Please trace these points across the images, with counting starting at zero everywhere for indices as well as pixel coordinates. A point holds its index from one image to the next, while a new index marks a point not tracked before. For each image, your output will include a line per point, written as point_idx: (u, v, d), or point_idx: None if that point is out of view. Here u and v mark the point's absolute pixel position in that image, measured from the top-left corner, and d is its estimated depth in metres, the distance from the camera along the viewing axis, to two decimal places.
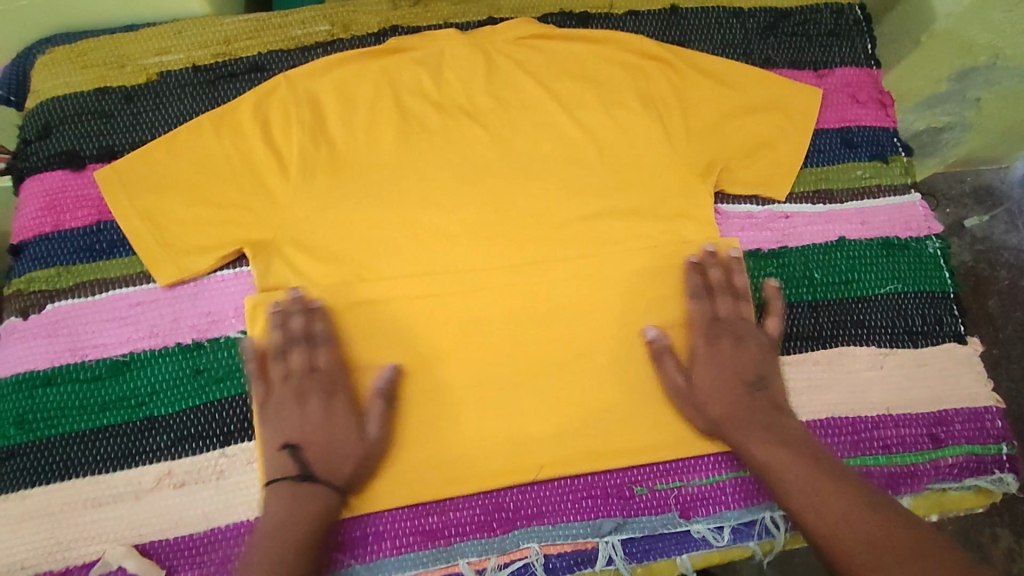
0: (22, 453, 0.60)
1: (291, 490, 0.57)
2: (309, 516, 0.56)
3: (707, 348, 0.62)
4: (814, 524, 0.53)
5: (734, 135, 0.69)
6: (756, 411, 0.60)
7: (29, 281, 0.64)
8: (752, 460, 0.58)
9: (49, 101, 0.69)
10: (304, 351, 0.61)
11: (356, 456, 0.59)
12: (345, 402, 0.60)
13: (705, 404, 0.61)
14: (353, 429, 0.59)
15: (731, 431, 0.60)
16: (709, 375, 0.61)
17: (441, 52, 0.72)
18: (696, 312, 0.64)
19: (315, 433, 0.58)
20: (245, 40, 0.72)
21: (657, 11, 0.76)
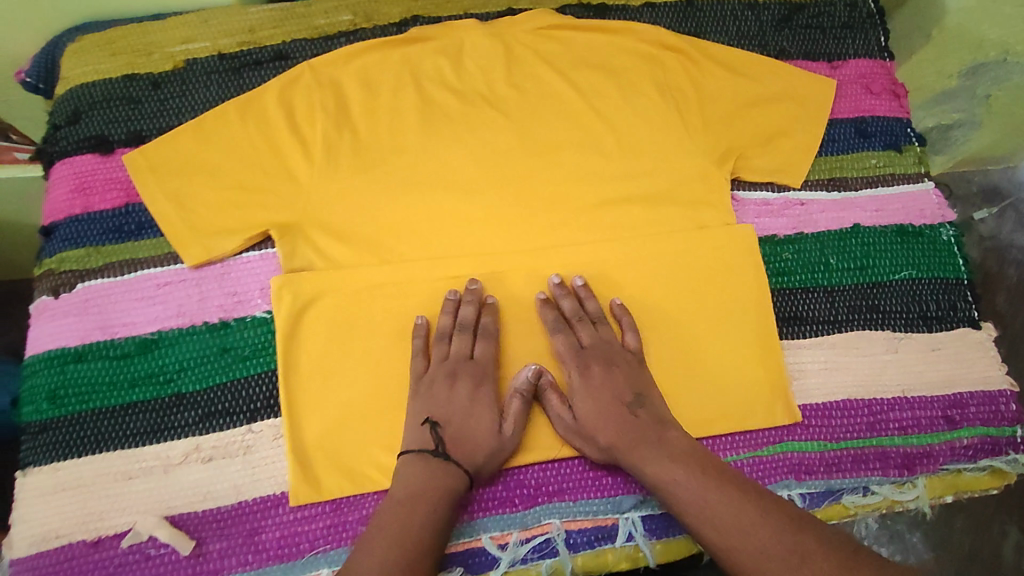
0: (55, 427, 0.61)
1: (426, 465, 0.58)
2: (443, 489, 0.57)
3: (582, 379, 0.62)
4: (712, 537, 0.54)
5: (748, 125, 0.70)
6: (639, 434, 0.59)
7: (60, 261, 0.65)
8: (646, 479, 0.58)
9: (78, 88, 0.71)
10: (468, 339, 0.64)
11: (487, 445, 0.60)
12: (492, 392, 0.62)
13: (595, 435, 0.60)
14: (493, 417, 0.61)
15: (625, 456, 0.59)
16: (591, 406, 0.61)
17: (462, 42, 0.73)
18: (560, 346, 0.64)
19: (456, 416, 0.61)
20: (270, 29, 0.74)
21: (674, 3, 0.77)
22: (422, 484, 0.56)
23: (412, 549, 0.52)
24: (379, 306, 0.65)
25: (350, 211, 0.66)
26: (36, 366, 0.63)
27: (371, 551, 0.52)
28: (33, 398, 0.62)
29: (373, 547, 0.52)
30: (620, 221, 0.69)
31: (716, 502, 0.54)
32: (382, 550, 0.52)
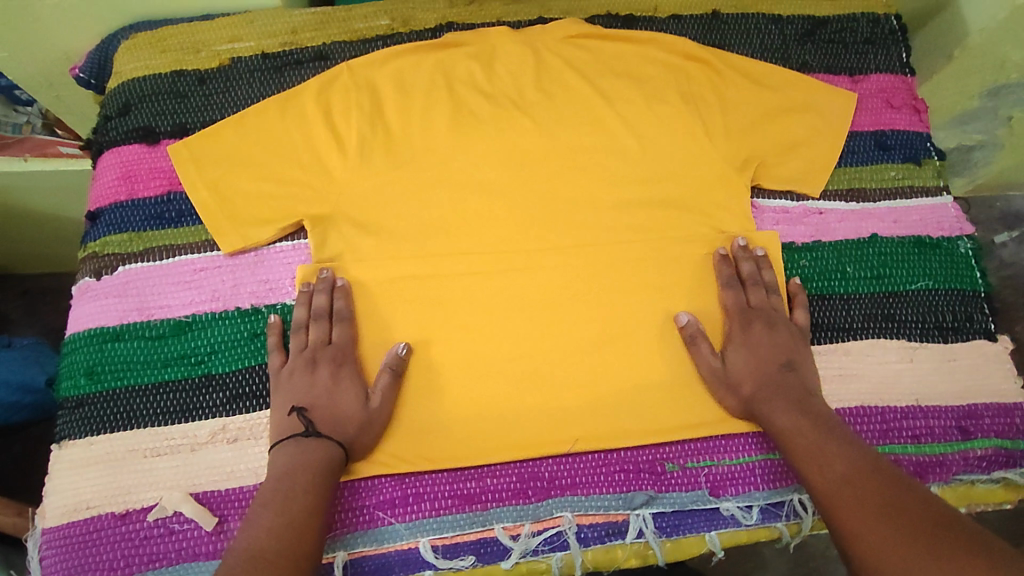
0: (92, 402, 0.64)
1: (296, 445, 0.60)
2: (314, 464, 0.59)
3: (742, 333, 0.65)
4: (821, 485, 0.56)
5: (769, 135, 0.72)
6: (781, 392, 0.62)
7: (104, 245, 0.69)
8: (772, 428, 0.61)
9: (130, 82, 0.74)
10: (323, 326, 0.65)
11: (356, 419, 0.62)
12: (353, 371, 0.64)
13: (740, 384, 0.64)
14: (355, 396, 0.63)
15: (761, 407, 0.62)
16: (743, 358, 0.65)
17: (493, 48, 0.76)
18: (727, 300, 0.67)
19: (321, 399, 0.62)
20: (311, 32, 0.77)
21: (700, 15, 0.79)
22: (293, 460, 0.59)
23: (294, 520, 0.55)
24: (405, 298, 0.68)
25: (382, 206, 0.69)
26: (76, 343, 0.66)
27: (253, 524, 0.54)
28: (73, 374, 0.65)
29: (258, 524, 0.54)
30: (641, 222, 0.71)
31: (834, 457, 0.56)
32: (266, 524, 0.54)
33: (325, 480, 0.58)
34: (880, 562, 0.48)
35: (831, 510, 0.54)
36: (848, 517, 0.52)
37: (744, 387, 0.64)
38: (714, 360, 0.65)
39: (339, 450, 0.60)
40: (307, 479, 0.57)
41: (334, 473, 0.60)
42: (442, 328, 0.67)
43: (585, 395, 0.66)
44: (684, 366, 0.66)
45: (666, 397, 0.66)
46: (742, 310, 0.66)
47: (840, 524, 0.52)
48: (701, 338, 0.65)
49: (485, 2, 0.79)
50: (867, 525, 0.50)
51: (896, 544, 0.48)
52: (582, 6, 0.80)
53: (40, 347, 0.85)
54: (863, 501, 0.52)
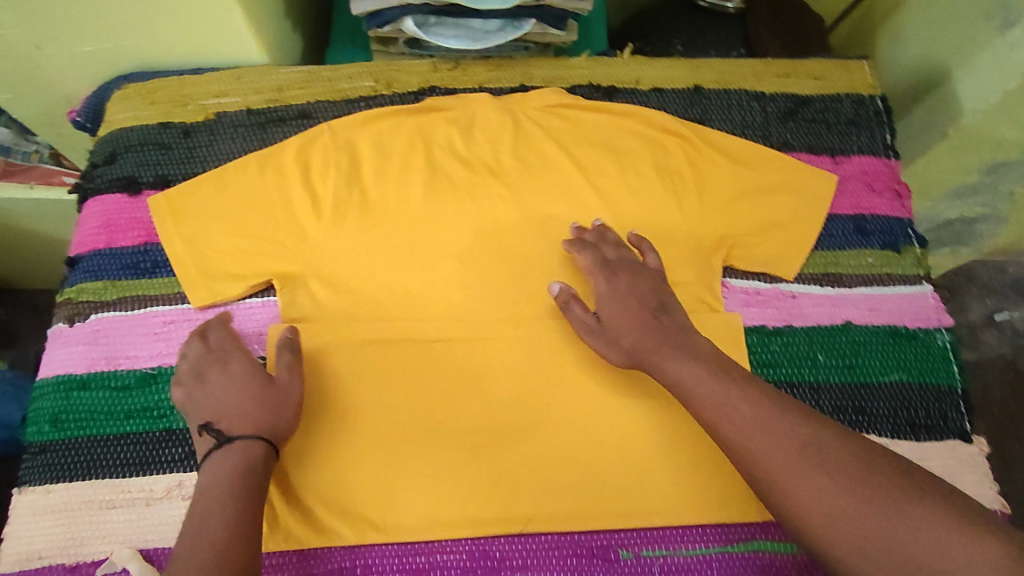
0: (53, 449, 0.64)
1: (216, 456, 0.57)
2: (235, 467, 0.56)
3: (609, 286, 0.65)
4: (727, 430, 0.54)
5: (743, 215, 0.72)
6: (661, 339, 0.61)
7: (79, 291, 0.70)
8: (665, 377, 0.59)
9: (119, 132, 0.77)
10: (198, 339, 0.64)
11: (266, 404, 0.60)
12: (242, 359, 0.63)
13: (618, 337, 0.63)
14: (255, 381, 0.61)
15: (642, 355, 0.61)
16: (615, 311, 0.64)
17: (473, 113, 0.77)
18: (583, 261, 0.68)
19: (219, 404, 0.59)
20: (297, 90, 0.78)
21: (681, 90, 0.79)
22: (215, 462, 0.56)
23: (235, 506, 0.54)
24: (366, 361, 0.67)
25: (351, 267, 0.69)
26: (43, 389, 0.66)
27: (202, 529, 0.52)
28: (36, 420, 0.65)
29: (208, 525, 0.52)
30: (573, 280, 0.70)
31: (735, 401, 0.55)
32: (211, 525, 0.52)
33: (256, 466, 0.56)
34: (808, 506, 0.49)
35: (749, 460, 0.52)
36: (769, 464, 0.51)
37: (623, 339, 0.62)
38: (591, 325, 0.64)
39: (265, 440, 0.58)
40: (229, 465, 0.56)
41: (265, 467, 0.57)
42: (400, 395, 0.66)
43: (543, 473, 0.64)
44: (644, 447, 0.65)
45: (624, 479, 0.64)
46: (603, 265, 0.67)
47: (764, 474, 0.51)
48: (573, 308, 0.65)
49: (468, 67, 0.80)
50: (790, 472, 0.50)
51: (821, 484, 0.49)
52: (565, 75, 0.80)
53: (22, 380, 0.87)
54: (778, 444, 0.52)
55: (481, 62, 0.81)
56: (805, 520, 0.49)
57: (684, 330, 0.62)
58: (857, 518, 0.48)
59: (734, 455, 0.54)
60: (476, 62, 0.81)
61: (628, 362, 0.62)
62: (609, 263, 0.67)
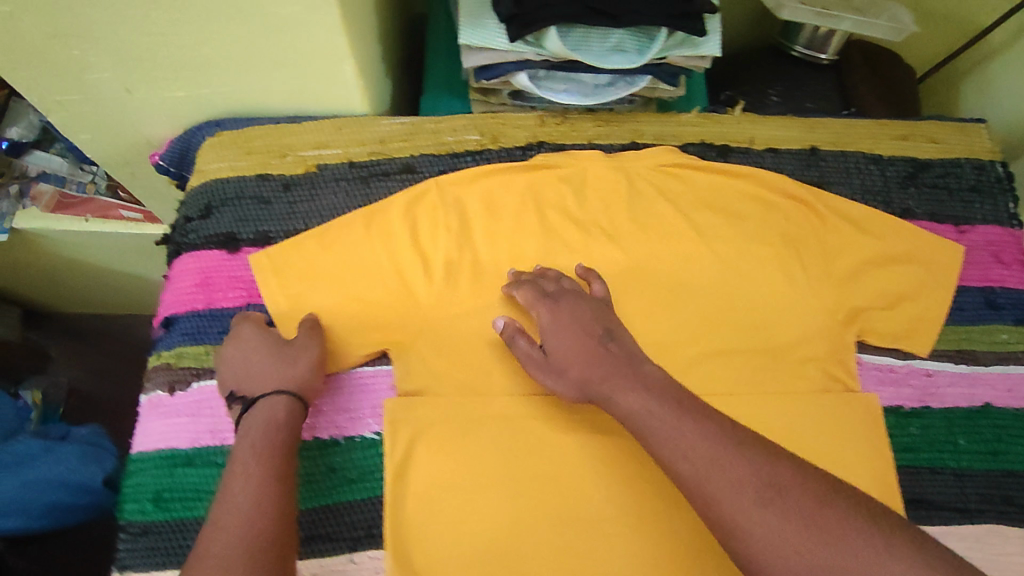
0: (157, 531, 0.61)
1: (248, 415, 0.58)
2: (263, 426, 0.57)
3: (549, 315, 0.62)
4: (683, 469, 0.49)
5: (870, 287, 0.70)
6: (603, 370, 0.56)
7: (179, 356, 0.67)
8: (619, 411, 0.54)
9: (214, 183, 0.73)
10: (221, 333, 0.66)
11: (285, 362, 0.61)
12: (256, 328, 0.64)
13: (565, 370, 0.59)
14: (272, 344, 0.63)
15: (591, 390, 0.57)
16: (560, 341, 0.60)
17: (585, 171, 0.74)
18: (524, 301, 0.65)
19: (242, 372, 0.61)
20: (399, 142, 0.75)
21: (798, 151, 0.77)
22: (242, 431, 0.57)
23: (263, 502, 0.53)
24: (486, 436, 0.64)
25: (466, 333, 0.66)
26: (144, 464, 0.63)
27: (220, 526, 0.51)
28: (138, 497, 0.62)
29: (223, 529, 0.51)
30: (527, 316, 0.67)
31: (687, 436, 0.50)
32: (239, 519, 0.51)
33: (280, 436, 0.57)
34: (771, 551, 0.44)
35: (708, 503, 0.47)
36: (726, 504, 0.46)
37: (571, 373, 0.59)
38: (541, 362, 0.62)
39: (285, 394, 0.59)
40: (262, 439, 0.56)
41: (290, 422, 0.58)
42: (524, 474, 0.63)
43: (674, 561, 0.61)
44: None
45: None
46: (544, 298, 0.64)
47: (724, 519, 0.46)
48: (520, 348, 0.63)
49: (576, 122, 0.78)
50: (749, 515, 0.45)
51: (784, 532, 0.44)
52: (676, 133, 0.78)
53: (97, 439, 0.84)
54: (738, 485, 0.47)
55: (589, 117, 0.78)
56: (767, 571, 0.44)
57: (636, 358, 0.57)
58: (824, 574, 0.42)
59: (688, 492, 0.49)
60: (582, 116, 0.79)
61: (580, 395, 0.59)
62: (551, 294, 0.64)
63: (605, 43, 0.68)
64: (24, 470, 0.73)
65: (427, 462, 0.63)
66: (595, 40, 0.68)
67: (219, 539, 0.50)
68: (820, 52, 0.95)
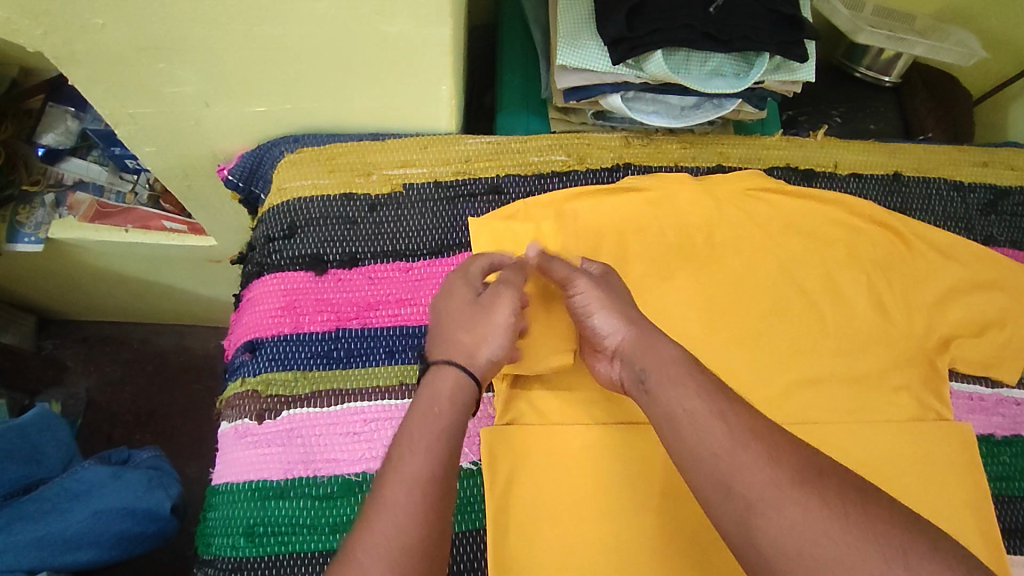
0: (250, 568, 0.58)
1: (436, 375, 0.57)
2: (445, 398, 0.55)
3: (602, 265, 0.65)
4: (705, 445, 0.48)
5: (961, 314, 0.70)
6: (650, 328, 0.58)
7: (267, 383, 0.64)
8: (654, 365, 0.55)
9: (295, 202, 0.71)
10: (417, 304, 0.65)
11: (481, 327, 0.59)
12: (464, 285, 0.62)
13: (620, 301, 0.60)
14: (471, 307, 0.60)
15: (631, 333, 0.58)
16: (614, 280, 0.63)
17: (674, 195, 0.73)
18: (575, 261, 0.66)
19: (441, 329, 0.60)
20: (485, 162, 0.74)
21: (881, 176, 0.77)
22: (420, 403, 0.55)
23: (426, 497, 0.49)
24: (585, 466, 0.64)
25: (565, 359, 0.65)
26: (233, 496, 0.60)
27: (376, 533, 0.46)
28: (228, 532, 0.59)
29: (380, 535, 0.46)
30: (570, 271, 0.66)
31: (708, 413, 0.50)
32: (398, 517, 0.47)
33: (450, 426, 0.53)
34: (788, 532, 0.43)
35: (731, 483, 0.46)
36: (751, 486, 0.45)
37: (621, 312, 0.59)
38: (592, 283, 0.61)
39: (462, 371, 0.57)
40: (436, 423, 0.53)
41: (460, 403, 0.56)
42: (624, 504, 0.63)
43: None
44: None
45: None
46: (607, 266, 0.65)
47: (743, 499, 0.45)
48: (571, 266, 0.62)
49: (662, 144, 0.77)
50: (779, 497, 0.44)
51: (814, 520, 0.43)
52: (760, 156, 0.78)
53: (159, 463, 0.82)
54: (766, 466, 0.46)
55: (674, 139, 0.78)
56: (782, 550, 0.43)
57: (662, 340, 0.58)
58: (857, 566, 0.40)
59: (692, 475, 0.49)
60: (666, 138, 0.78)
61: (621, 327, 0.59)
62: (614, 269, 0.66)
63: (704, 67, 0.69)
64: (90, 499, 0.72)
65: (528, 492, 0.63)
66: (694, 64, 0.69)
67: (377, 546, 0.46)
68: (885, 74, 0.95)
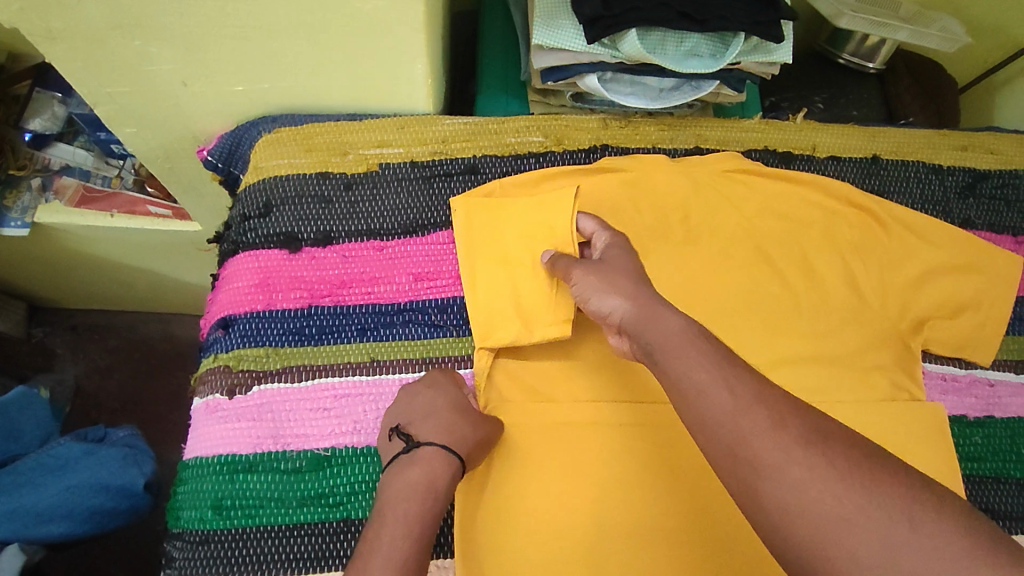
0: (216, 540, 0.58)
1: (418, 456, 0.56)
2: (427, 480, 0.55)
3: (606, 241, 0.64)
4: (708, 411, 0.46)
5: (937, 296, 0.70)
6: (648, 297, 0.56)
7: (238, 359, 0.64)
8: (660, 336, 0.52)
9: (271, 180, 0.71)
10: (379, 363, 0.65)
11: (471, 417, 0.59)
12: (451, 380, 0.62)
13: (622, 280, 0.58)
14: (460, 401, 0.60)
15: (633, 306, 0.55)
16: (620, 257, 0.61)
17: (650, 175, 0.73)
18: (588, 227, 0.66)
19: (424, 412, 0.59)
20: (462, 142, 0.74)
21: (859, 159, 0.77)
22: (399, 487, 0.54)
23: None
24: (554, 441, 0.63)
25: (552, 333, 0.64)
26: (202, 470, 0.60)
27: None
28: (197, 505, 0.59)
29: None
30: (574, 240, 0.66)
31: (714, 380, 0.47)
32: None
33: (430, 511, 0.53)
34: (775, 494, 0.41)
35: (737, 449, 0.44)
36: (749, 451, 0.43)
37: (618, 287, 0.57)
38: (586, 270, 0.60)
39: (456, 455, 0.56)
40: (420, 507, 0.53)
41: (444, 487, 0.55)
42: (594, 481, 0.61)
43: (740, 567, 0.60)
44: None
45: None
46: (612, 232, 0.65)
47: (746, 461, 0.43)
48: (569, 260, 0.63)
49: (640, 125, 0.78)
50: (786, 458, 0.42)
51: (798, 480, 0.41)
52: (738, 138, 0.78)
53: (134, 442, 0.82)
54: (752, 434, 0.44)
55: (652, 121, 0.78)
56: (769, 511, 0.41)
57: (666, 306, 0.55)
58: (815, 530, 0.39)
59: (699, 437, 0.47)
60: (644, 120, 0.78)
61: (630, 302, 0.56)
62: (622, 235, 0.65)
63: (680, 48, 0.69)
64: (65, 475, 0.73)
65: (498, 469, 0.62)
66: (671, 44, 0.69)
67: None
68: (869, 61, 0.95)
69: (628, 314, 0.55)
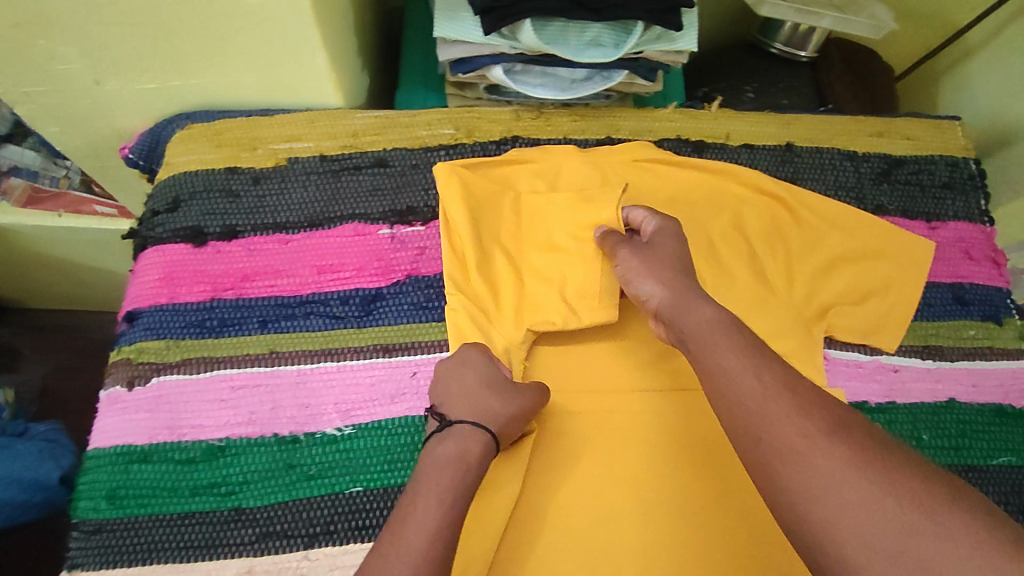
0: (109, 529, 0.59)
1: (457, 430, 0.56)
2: (467, 451, 0.55)
3: (655, 226, 0.64)
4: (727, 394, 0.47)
5: (845, 283, 0.70)
6: (688, 284, 0.57)
7: (139, 351, 0.65)
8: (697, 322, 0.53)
9: (182, 176, 0.72)
10: (276, 354, 0.65)
11: (504, 391, 0.59)
12: (486, 356, 0.62)
13: (666, 266, 0.59)
14: (496, 378, 0.60)
15: (671, 291, 0.56)
16: (669, 242, 0.62)
17: (558, 165, 0.73)
18: (637, 216, 0.67)
19: (457, 389, 0.59)
20: (372, 135, 0.75)
21: (773, 147, 0.77)
22: (433, 455, 0.54)
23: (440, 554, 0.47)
24: None
25: (599, 316, 0.66)
26: (99, 461, 0.61)
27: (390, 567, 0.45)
28: (91, 494, 0.60)
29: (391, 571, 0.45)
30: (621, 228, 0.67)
31: (743, 366, 0.47)
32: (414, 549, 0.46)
33: (466, 478, 0.53)
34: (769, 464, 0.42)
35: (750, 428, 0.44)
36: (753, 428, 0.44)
37: (660, 273, 0.58)
38: (631, 253, 0.62)
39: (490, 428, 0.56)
40: (454, 474, 0.52)
41: (481, 457, 0.55)
42: None
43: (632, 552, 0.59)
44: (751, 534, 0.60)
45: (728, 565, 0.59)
46: (662, 218, 0.65)
47: (768, 444, 0.43)
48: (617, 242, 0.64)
49: (553, 116, 0.78)
50: None
51: None
52: (651, 128, 0.78)
53: (56, 436, 0.83)
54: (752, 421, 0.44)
55: (565, 112, 0.78)
56: None
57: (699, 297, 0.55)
58: None
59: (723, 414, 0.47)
60: (558, 111, 0.79)
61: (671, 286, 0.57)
62: (672, 220, 0.65)
63: (583, 37, 0.69)
64: None
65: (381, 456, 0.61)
66: (573, 34, 0.69)
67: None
68: (800, 49, 0.95)
69: (670, 298, 0.56)
